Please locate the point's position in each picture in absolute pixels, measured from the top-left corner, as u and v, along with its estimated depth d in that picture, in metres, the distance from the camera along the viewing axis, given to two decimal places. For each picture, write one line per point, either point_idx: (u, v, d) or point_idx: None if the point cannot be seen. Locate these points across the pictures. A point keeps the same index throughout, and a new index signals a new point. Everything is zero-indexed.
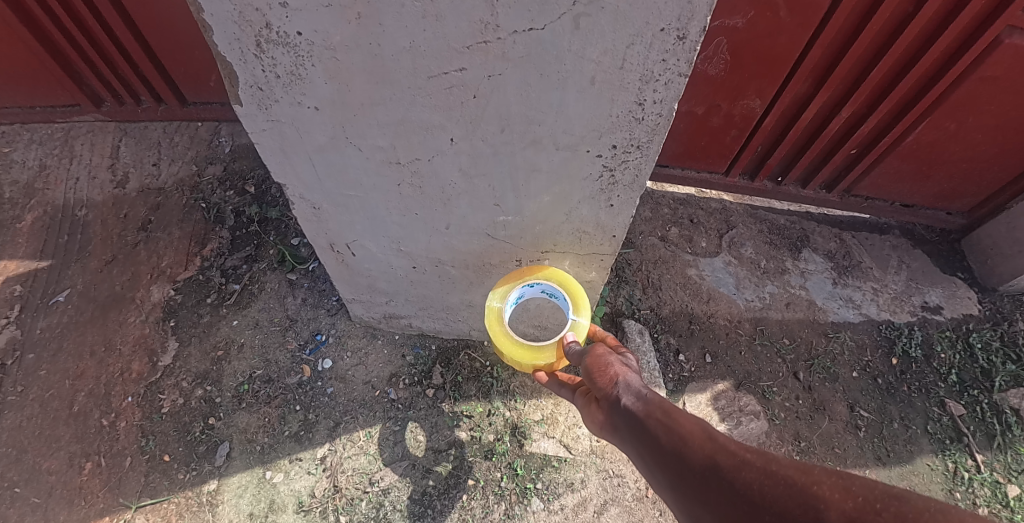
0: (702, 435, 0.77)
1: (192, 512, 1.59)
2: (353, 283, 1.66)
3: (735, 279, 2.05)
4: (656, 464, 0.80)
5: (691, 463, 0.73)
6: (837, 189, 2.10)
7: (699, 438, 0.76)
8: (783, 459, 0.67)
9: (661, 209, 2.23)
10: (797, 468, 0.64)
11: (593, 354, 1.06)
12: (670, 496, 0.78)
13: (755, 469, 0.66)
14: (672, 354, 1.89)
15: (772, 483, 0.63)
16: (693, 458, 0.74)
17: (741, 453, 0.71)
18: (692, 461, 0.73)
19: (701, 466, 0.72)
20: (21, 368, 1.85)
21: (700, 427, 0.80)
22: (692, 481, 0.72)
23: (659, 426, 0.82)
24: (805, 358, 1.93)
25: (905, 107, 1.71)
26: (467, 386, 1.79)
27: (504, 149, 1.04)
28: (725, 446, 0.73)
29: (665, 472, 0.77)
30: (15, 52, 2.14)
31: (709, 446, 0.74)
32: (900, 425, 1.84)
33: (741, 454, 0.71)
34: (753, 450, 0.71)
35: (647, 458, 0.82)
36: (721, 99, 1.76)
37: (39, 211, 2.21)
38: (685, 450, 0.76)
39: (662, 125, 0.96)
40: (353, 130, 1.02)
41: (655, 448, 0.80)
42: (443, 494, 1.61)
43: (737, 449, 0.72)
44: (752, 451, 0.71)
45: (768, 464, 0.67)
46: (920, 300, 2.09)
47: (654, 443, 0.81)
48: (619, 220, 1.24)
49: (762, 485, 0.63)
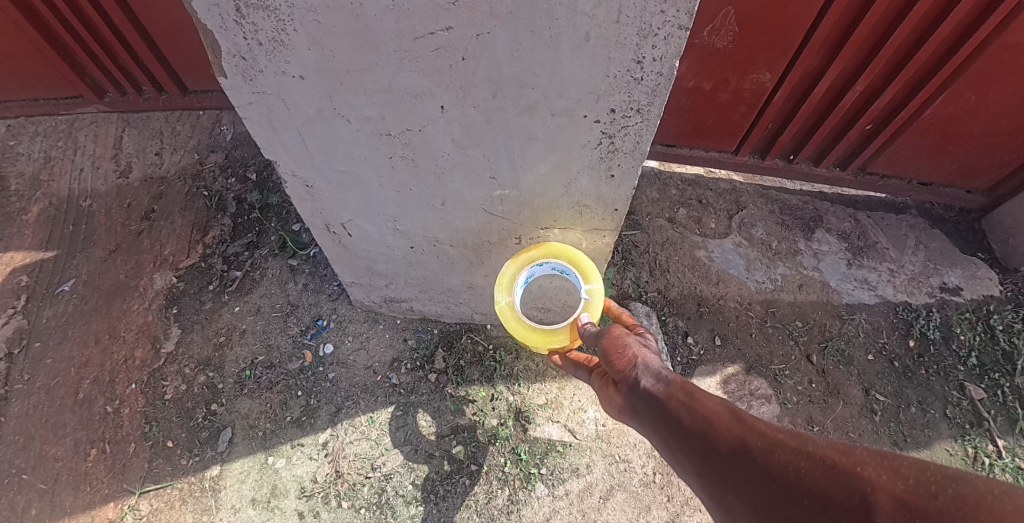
0: (727, 415, 0.74)
1: (195, 497, 1.58)
2: (352, 266, 1.64)
3: (745, 260, 1.99)
4: (678, 446, 0.76)
5: (718, 445, 0.70)
6: (850, 167, 2.02)
7: (725, 418, 0.73)
8: (817, 438, 0.65)
9: (668, 190, 2.17)
10: (836, 448, 0.61)
11: (610, 335, 1.03)
12: (693, 479, 0.75)
13: (789, 451, 0.64)
14: (680, 337, 1.85)
15: (810, 464, 0.60)
16: (720, 441, 0.70)
17: (772, 434, 0.68)
18: (719, 444, 0.70)
19: (729, 448, 0.69)
20: (28, 356, 1.85)
21: (725, 406, 0.76)
22: (719, 464, 0.69)
23: (681, 407, 0.78)
24: (819, 340, 1.88)
25: (922, 78, 1.64)
26: (470, 371, 1.76)
27: (498, 117, 1.00)
28: (754, 427, 0.70)
29: (688, 454, 0.74)
30: (16, 44, 2.14)
31: (736, 426, 0.71)
32: (917, 409, 1.78)
33: (772, 434, 0.68)
34: (785, 430, 0.69)
35: (669, 440, 0.79)
36: (730, 73, 1.70)
37: (44, 202, 2.21)
38: (711, 432, 0.72)
39: (662, 85, 0.92)
40: (341, 100, 0.99)
41: (677, 430, 0.76)
42: (446, 479, 1.59)
43: (767, 428, 0.69)
44: (784, 431, 0.68)
45: (803, 444, 0.64)
46: (939, 281, 2.00)
47: (676, 425, 0.77)
48: (621, 193, 1.20)
49: (799, 467, 0.60)
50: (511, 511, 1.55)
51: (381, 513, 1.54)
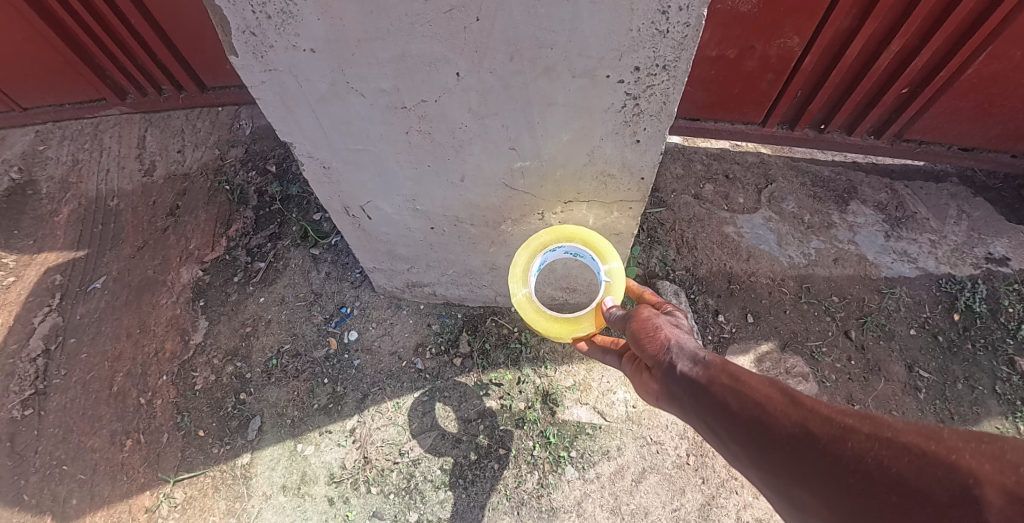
0: (782, 398, 0.70)
1: (227, 485, 1.60)
2: (373, 250, 1.63)
3: (777, 235, 1.92)
4: (729, 434, 0.73)
5: (776, 433, 0.67)
6: (885, 135, 1.92)
7: (780, 403, 0.69)
8: (892, 420, 0.60)
9: (693, 165, 2.11)
10: (919, 433, 0.56)
11: (638, 318, 0.98)
12: (752, 471, 0.71)
13: (863, 438, 0.59)
14: (710, 316, 1.79)
15: (891, 454, 0.56)
16: (778, 428, 0.67)
17: (838, 418, 0.63)
18: (778, 431, 0.67)
19: (790, 437, 0.65)
20: (64, 352, 1.90)
21: (776, 388, 0.72)
22: (780, 455, 0.65)
23: (727, 392, 0.75)
24: (857, 315, 1.79)
25: (964, 35, 1.53)
26: (495, 354, 1.74)
27: (515, 81, 0.96)
28: (816, 410, 0.66)
29: (745, 445, 0.70)
30: (39, 50, 2.19)
31: (794, 411, 0.67)
32: (965, 385, 1.69)
33: (839, 419, 0.63)
34: (852, 413, 0.63)
35: (717, 429, 0.76)
36: (755, 40, 1.63)
37: (74, 203, 2.26)
38: (766, 418, 0.69)
39: (689, 37, 0.87)
40: (353, 73, 0.97)
41: (725, 418, 0.73)
42: (475, 464, 1.57)
43: (833, 413, 0.64)
44: (853, 415, 0.63)
45: (878, 430, 0.59)
46: (984, 252, 1.89)
47: (724, 411, 0.74)
48: (647, 160, 1.15)
49: (880, 457, 0.56)
50: (541, 495, 1.52)
51: (411, 499, 1.53)
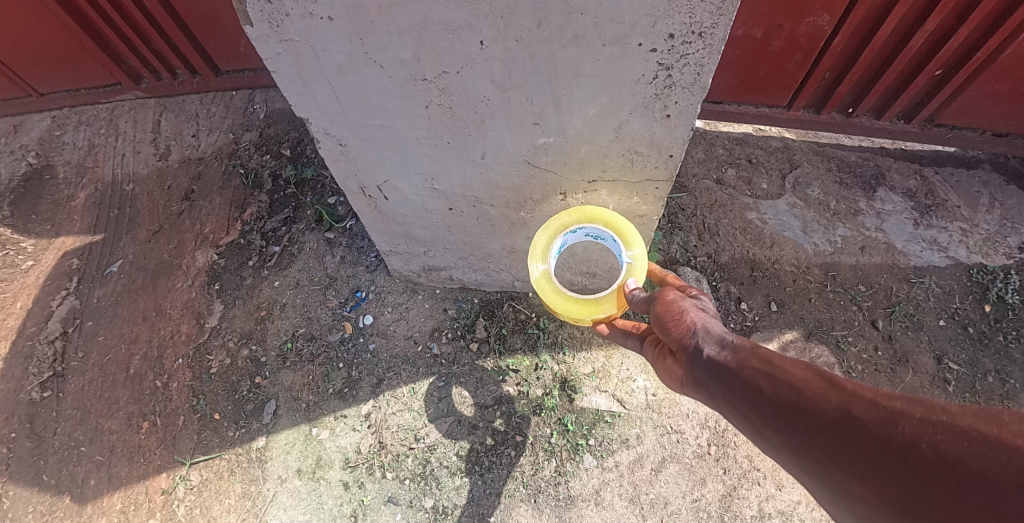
0: (820, 382, 0.66)
1: (242, 468, 1.60)
2: (390, 233, 1.61)
3: (801, 222, 1.87)
4: (763, 421, 0.69)
5: (816, 417, 0.63)
6: (916, 119, 1.85)
7: (818, 386, 0.66)
8: (945, 404, 0.55)
9: (715, 149, 2.06)
10: (977, 416, 0.51)
11: (663, 301, 0.94)
12: (788, 459, 0.67)
13: (914, 422, 0.54)
14: (733, 303, 1.75)
15: (949, 438, 0.51)
16: (817, 412, 0.63)
17: (884, 402, 0.59)
18: (816, 417, 0.63)
19: (830, 421, 0.61)
20: (81, 334, 1.90)
21: (813, 373, 0.69)
22: (821, 441, 0.61)
23: (759, 376, 0.72)
24: (885, 305, 1.74)
25: (1006, 12, 1.45)
26: (512, 339, 1.72)
27: (542, 50, 0.93)
28: (859, 394, 0.62)
29: (781, 431, 0.66)
30: (53, 32, 2.17)
31: (835, 395, 0.63)
32: (996, 378, 1.63)
33: (885, 403, 0.59)
34: (899, 397, 0.59)
35: (748, 414, 0.72)
36: (783, 18, 1.57)
37: (90, 188, 2.26)
38: (803, 403, 0.65)
39: (729, 1, 0.82)
40: (372, 42, 0.94)
41: (759, 403, 0.70)
42: (490, 450, 1.55)
43: (879, 397, 0.60)
44: (901, 398, 0.58)
45: (932, 414, 0.54)
46: (1018, 241, 1.83)
47: (757, 396, 0.71)
48: (676, 136, 1.11)
49: (935, 441, 0.51)
50: (559, 483, 1.50)
51: (426, 484, 1.52)
